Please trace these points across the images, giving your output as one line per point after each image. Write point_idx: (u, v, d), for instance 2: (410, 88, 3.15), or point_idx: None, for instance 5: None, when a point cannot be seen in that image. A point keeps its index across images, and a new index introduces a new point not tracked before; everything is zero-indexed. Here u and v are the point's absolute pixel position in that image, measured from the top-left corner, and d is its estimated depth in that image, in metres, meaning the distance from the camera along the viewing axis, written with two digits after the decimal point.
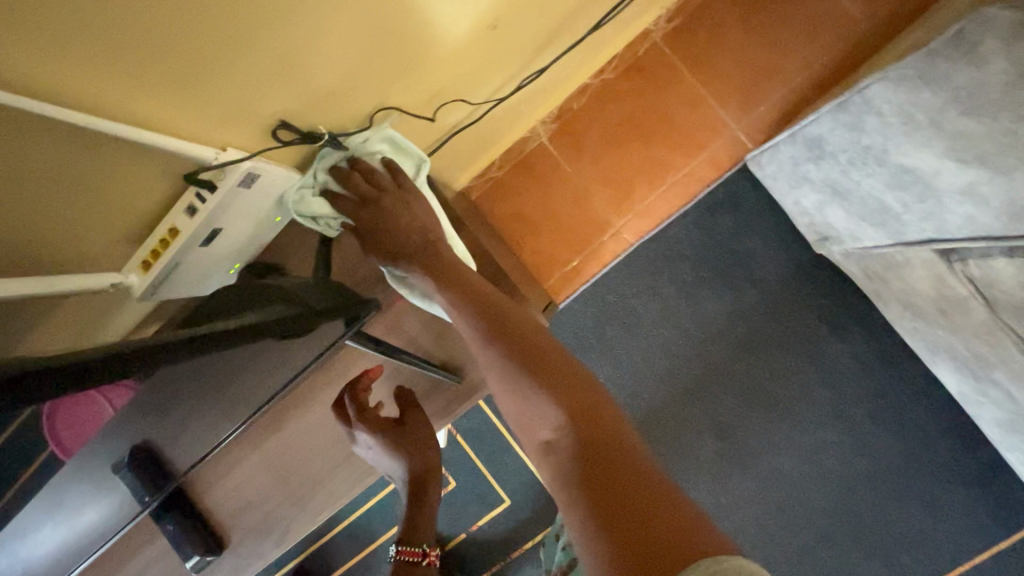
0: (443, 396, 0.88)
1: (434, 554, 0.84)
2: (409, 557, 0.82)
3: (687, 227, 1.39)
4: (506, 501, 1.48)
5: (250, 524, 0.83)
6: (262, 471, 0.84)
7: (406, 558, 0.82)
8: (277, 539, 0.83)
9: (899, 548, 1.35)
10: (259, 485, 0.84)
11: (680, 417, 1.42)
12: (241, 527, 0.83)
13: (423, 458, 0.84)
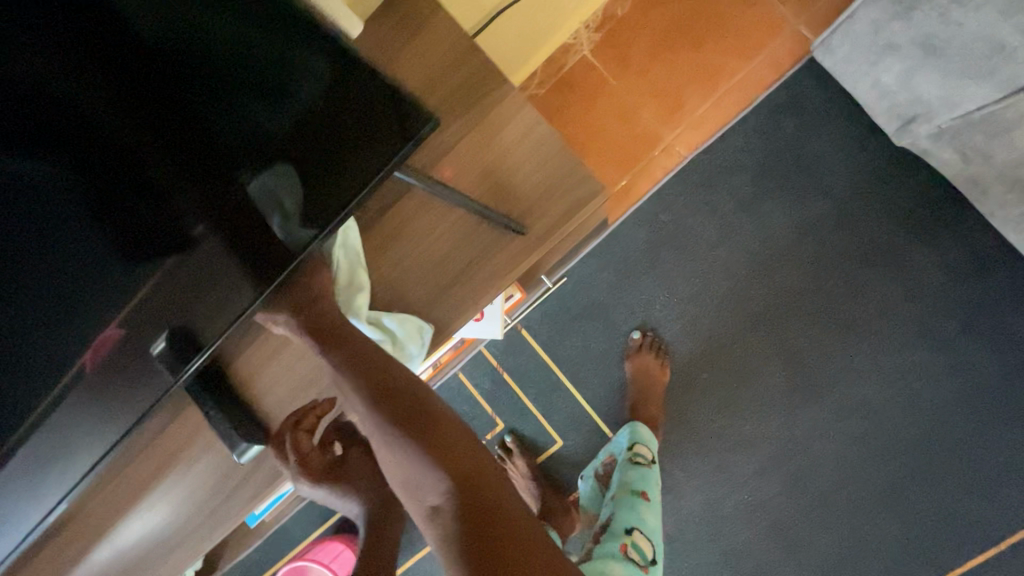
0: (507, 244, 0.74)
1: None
2: None
3: (746, 136, 1.28)
4: (558, 442, 1.39)
5: (302, 411, 0.77)
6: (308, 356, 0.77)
7: None
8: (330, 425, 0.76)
9: (1001, 479, 1.20)
10: (307, 369, 0.76)
11: (744, 344, 1.30)
12: (292, 414, 0.77)
13: (378, 486, 0.79)
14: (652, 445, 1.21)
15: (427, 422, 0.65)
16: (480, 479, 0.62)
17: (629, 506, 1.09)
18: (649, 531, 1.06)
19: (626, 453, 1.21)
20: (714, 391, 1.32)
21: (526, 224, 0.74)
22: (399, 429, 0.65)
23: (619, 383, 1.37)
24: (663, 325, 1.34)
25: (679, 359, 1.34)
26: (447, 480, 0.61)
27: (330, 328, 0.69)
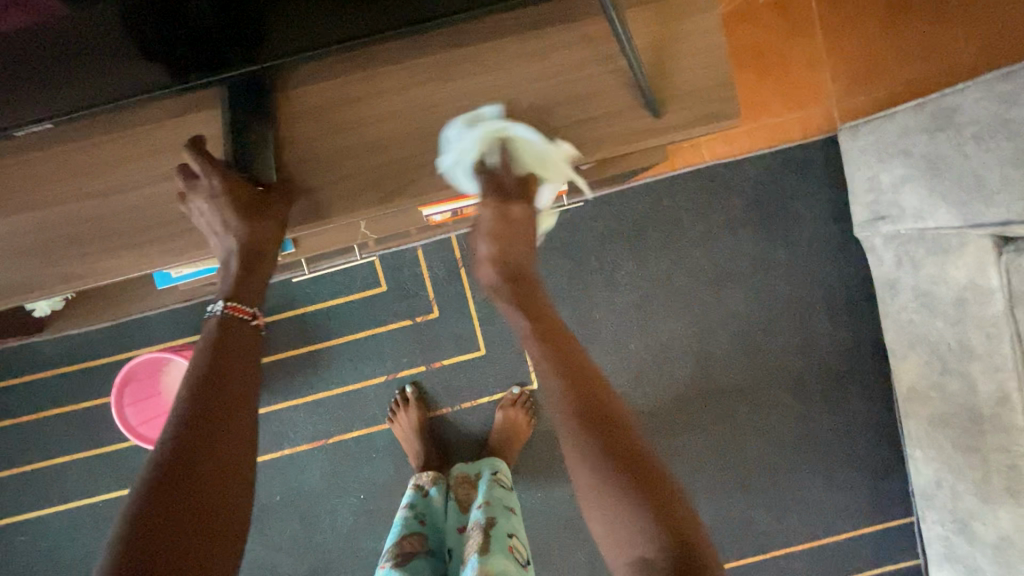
0: (638, 121, 0.75)
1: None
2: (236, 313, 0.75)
3: (754, 170, 1.46)
4: (480, 350, 1.45)
5: (344, 170, 0.75)
6: (370, 125, 0.75)
7: (232, 312, 0.75)
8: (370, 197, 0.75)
9: (792, 508, 1.53)
10: (367, 135, 0.75)
11: (671, 333, 1.49)
12: (331, 169, 0.76)
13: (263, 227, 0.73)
14: (508, 473, 1.31)
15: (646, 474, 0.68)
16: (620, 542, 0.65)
17: (506, 514, 1.12)
18: (522, 537, 1.11)
19: (493, 474, 1.26)
20: (630, 360, 1.49)
21: (663, 108, 0.75)
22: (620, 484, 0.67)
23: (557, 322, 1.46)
24: (618, 290, 1.47)
25: (615, 323, 1.48)
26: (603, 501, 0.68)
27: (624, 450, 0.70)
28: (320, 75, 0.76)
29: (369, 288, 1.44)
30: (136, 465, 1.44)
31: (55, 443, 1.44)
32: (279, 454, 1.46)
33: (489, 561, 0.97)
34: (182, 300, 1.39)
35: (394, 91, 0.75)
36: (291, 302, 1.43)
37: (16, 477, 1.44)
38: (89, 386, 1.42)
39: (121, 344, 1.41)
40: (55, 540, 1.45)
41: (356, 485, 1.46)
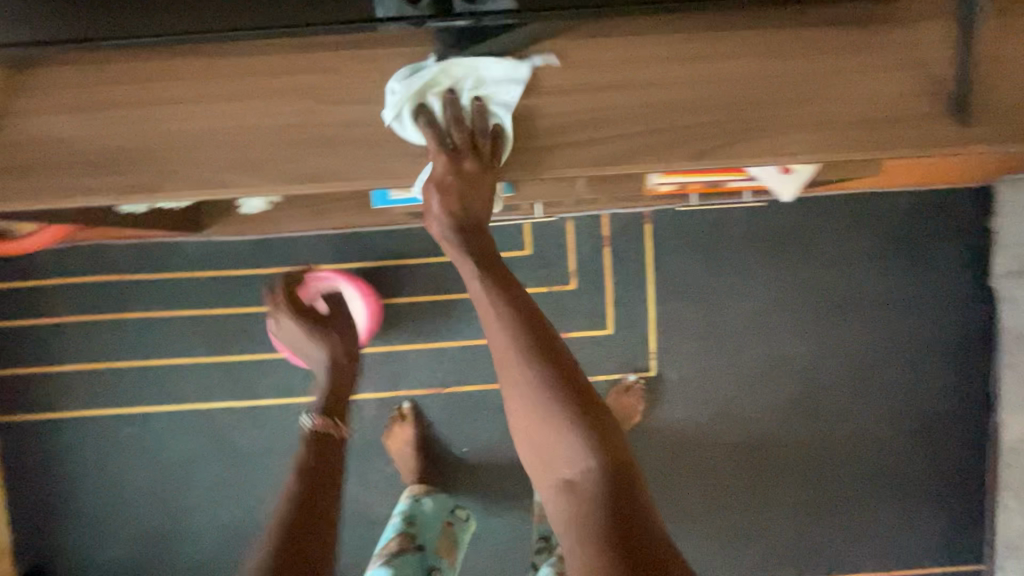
0: (946, 132, 0.83)
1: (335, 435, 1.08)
2: None
3: (901, 204, 1.49)
4: (607, 329, 1.49)
5: (643, 125, 0.83)
6: (678, 86, 0.82)
7: None
8: (658, 155, 0.82)
9: (867, 537, 1.56)
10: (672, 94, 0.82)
11: (789, 347, 1.51)
12: (633, 124, 0.83)
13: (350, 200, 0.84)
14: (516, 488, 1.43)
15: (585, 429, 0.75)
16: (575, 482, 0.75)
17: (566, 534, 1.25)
18: None
19: None
20: (744, 366, 1.52)
21: (966, 120, 0.82)
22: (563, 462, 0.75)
23: (684, 315, 1.50)
24: (748, 296, 1.50)
25: (738, 327, 1.51)
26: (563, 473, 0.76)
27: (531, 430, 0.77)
28: (653, 31, 0.82)
29: (512, 249, 1.47)
30: (257, 380, 1.47)
31: (182, 344, 1.47)
32: (393, 394, 1.49)
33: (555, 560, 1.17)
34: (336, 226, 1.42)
35: (710, 62, 0.82)
36: (434, 248, 1.45)
37: (139, 370, 1.47)
38: (226, 295, 1.45)
39: (267, 259, 1.44)
40: (165, 437, 1.49)
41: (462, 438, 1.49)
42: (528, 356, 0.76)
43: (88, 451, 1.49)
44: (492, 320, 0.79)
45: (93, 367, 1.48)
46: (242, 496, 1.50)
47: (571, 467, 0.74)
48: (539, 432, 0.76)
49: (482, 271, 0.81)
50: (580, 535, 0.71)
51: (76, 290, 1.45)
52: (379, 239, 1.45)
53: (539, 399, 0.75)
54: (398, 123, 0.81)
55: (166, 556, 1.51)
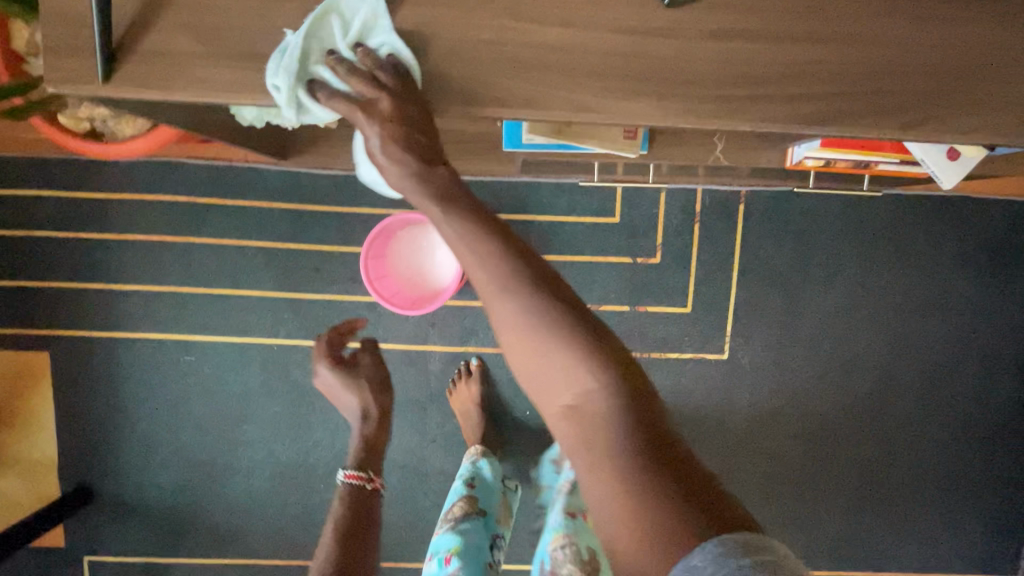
0: None
1: (375, 482, 1.04)
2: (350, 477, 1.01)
3: (1002, 215, 1.45)
4: (686, 308, 1.45)
5: (869, 89, 0.67)
6: (921, 44, 0.67)
7: (351, 478, 1.02)
8: (878, 126, 0.68)
9: (913, 544, 1.55)
10: (912, 55, 0.67)
11: (865, 345, 1.49)
12: (857, 85, 0.67)
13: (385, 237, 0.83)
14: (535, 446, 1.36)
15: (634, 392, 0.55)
16: (586, 408, 0.55)
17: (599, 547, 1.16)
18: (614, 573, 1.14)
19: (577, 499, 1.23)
20: (817, 360, 1.49)
21: None
22: (600, 405, 0.55)
23: (766, 303, 1.46)
24: (832, 290, 1.47)
25: (818, 321, 1.48)
26: (584, 386, 0.55)
27: (522, 338, 0.57)
28: None
29: (602, 215, 1.42)
30: (325, 321, 1.43)
31: (251, 276, 1.42)
32: (462, 350, 1.46)
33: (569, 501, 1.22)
34: None
35: (965, 19, 0.67)
36: (523, 206, 1.40)
37: (205, 298, 1.43)
38: (303, 230, 1.40)
39: (350, 197, 1.40)
40: (226, 368, 1.45)
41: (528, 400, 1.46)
42: (507, 266, 0.58)
43: (145, 375, 1.46)
44: (449, 226, 0.59)
45: (157, 291, 1.43)
46: (298, 436, 1.48)
47: (574, 393, 0.55)
48: (535, 361, 0.57)
49: (446, 202, 0.60)
50: (608, 484, 0.52)
51: (149, 209, 1.40)
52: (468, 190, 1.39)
53: (533, 334, 0.57)
54: (296, 109, 0.66)
55: (217, 487, 1.49)
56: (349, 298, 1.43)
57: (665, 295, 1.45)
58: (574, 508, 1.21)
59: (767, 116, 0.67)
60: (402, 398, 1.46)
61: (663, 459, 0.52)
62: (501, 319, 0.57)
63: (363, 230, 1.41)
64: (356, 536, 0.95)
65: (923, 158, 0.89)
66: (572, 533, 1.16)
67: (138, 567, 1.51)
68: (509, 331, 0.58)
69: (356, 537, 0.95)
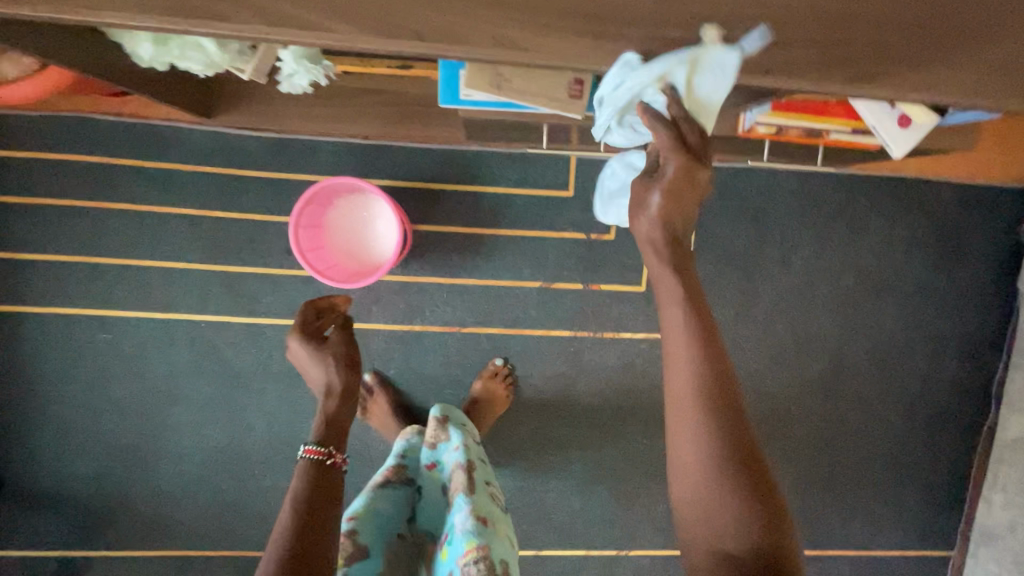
0: None
1: (338, 458, 0.91)
2: (312, 454, 0.89)
3: (950, 196, 1.46)
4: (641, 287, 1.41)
5: (814, 38, 0.62)
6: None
7: (311, 455, 0.89)
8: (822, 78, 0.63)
9: (858, 521, 1.57)
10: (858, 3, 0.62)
11: (816, 326, 1.49)
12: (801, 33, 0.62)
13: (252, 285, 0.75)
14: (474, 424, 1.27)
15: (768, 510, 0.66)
16: (720, 538, 0.66)
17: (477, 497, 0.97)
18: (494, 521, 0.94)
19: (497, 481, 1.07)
20: (770, 340, 1.48)
21: None
22: (740, 517, 0.65)
23: (720, 282, 1.44)
24: (786, 269, 1.45)
25: (771, 301, 1.46)
26: (728, 521, 0.66)
27: (690, 470, 0.67)
28: None
29: (555, 188, 1.36)
30: (258, 297, 1.33)
31: (176, 247, 1.31)
32: (407, 329, 1.38)
33: (478, 500, 0.96)
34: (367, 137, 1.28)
35: None
36: (472, 177, 1.33)
37: (124, 270, 1.31)
38: (233, 197, 1.29)
39: (284, 162, 1.29)
40: (149, 347, 1.34)
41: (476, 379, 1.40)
42: (710, 405, 0.66)
43: (57, 354, 1.33)
44: (683, 350, 0.68)
45: (69, 261, 1.30)
46: (230, 419, 1.38)
47: (735, 538, 0.66)
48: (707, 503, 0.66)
49: (690, 308, 0.68)
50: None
51: (58, 170, 1.27)
52: (414, 158, 1.31)
53: (710, 480, 0.66)
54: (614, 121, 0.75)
55: (141, 474, 1.39)
56: (285, 271, 1.33)
57: (620, 273, 1.41)
58: (485, 513, 0.94)
59: (707, 63, 0.62)
60: None
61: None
62: (697, 444, 0.66)
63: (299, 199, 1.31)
64: (321, 514, 0.81)
65: (870, 123, 0.85)
66: (482, 542, 0.88)
67: (52, 560, 1.40)
68: (692, 457, 0.67)
69: (316, 517, 0.80)
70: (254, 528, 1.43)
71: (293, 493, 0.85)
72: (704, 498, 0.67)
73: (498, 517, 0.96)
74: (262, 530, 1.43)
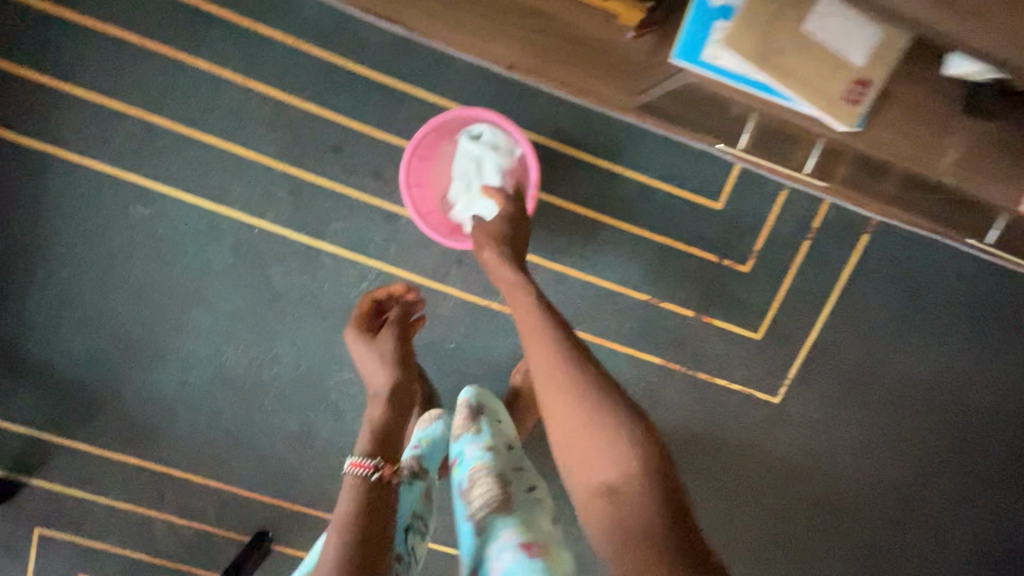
0: None
1: (389, 471, 0.76)
2: (356, 469, 0.75)
3: None
4: (755, 335, 1.21)
5: None
6: None
7: (354, 468, 0.75)
8: None
9: None
10: None
11: (929, 437, 1.27)
12: None
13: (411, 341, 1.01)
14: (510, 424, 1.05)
15: (644, 438, 0.59)
16: (605, 475, 0.58)
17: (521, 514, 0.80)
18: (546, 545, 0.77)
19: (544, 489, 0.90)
20: (874, 436, 1.27)
21: None
22: (620, 447, 0.58)
23: (844, 355, 1.23)
24: (921, 364, 1.24)
25: (892, 394, 1.25)
26: (619, 455, 0.58)
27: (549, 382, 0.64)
28: None
29: (702, 196, 1.13)
30: (326, 216, 1.12)
31: (249, 131, 1.09)
32: (483, 304, 1.18)
33: (523, 521, 0.79)
34: (511, 70, 1.04)
35: None
36: (614, 152, 1.09)
37: (183, 140, 1.09)
38: (332, 94, 1.07)
39: (404, 70, 1.06)
40: (186, 236, 1.12)
41: (513, 370, 1.19)
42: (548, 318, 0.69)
43: (79, 213, 1.12)
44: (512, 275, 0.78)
45: (124, 112, 1.08)
46: (253, 343, 1.18)
47: (619, 479, 0.57)
48: (582, 430, 0.60)
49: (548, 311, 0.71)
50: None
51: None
52: (556, 110, 1.07)
53: (578, 410, 0.61)
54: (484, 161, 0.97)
55: (140, 373, 1.20)
56: (364, 197, 1.11)
57: (737, 313, 1.20)
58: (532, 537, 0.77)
59: None
60: None
61: (663, 518, 0.53)
62: (535, 346, 0.67)
63: (407, 118, 1.08)
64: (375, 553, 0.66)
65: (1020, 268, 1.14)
66: None
67: (18, 431, 1.22)
68: (544, 371, 0.65)
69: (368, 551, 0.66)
70: (248, 465, 1.25)
71: (338, 521, 0.69)
72: (583, 433, 0.60)
73: (550, 537, 0.79)
74: (253, 469, 1.25)
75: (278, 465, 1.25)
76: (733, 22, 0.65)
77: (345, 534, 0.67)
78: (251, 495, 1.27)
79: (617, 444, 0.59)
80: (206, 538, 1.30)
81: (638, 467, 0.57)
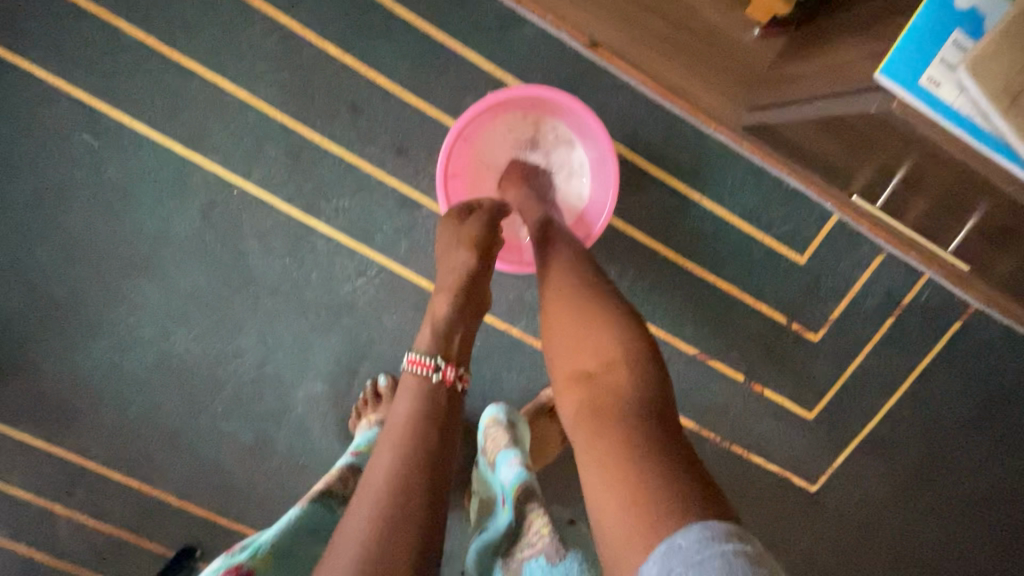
0: None
1: (451, 374, 0.59)
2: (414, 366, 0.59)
3: None
4: (808, 414, 1.02)
5: None
6: None
7: (411, 367, 0.59)
8: None
9: None
10: None
11: (973, 561, 1.10)
12: None
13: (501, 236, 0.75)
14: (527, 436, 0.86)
15: (640, 345, 0.53)
16: (596, 382, 0.52)
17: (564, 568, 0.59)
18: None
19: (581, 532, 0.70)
20: (914, 550, 1.09)
21: None
22: (610, 346, 0.53)
23: (903, 453, 1.05)
24: (983, 477, 1.07)
25: (943, 505, 1.07)
26: (608, 353, 0.52)
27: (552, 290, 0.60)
28: None
29: (786, 246, 0.93)
30: (327, 190, 0.88)
31: (245, 65, 0.84)
32: (501, 327, 0.97)
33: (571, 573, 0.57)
34: (599, 57, 0.84)
35: None
36: (696, 175, 0.89)
37: (157, 60, 0.84)
38: (359, 37, 0.83)
39: (456, 25, 0.83)
40: (143, 178, 0.88)
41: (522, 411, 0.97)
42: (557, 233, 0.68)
43: (5, 128, 0.86)
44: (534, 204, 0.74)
45: (84, 9, 0.83)
46: (212, 329, 0.94)
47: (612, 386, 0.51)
48: (584, 340, 0.54)
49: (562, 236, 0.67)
50: (613, 468, 0.45)
51: None
52: (639, 110, 0.86)
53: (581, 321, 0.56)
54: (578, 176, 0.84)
55: (61, 342, 0.95)
56: (380, 175, 0.88)
57: (792, 386, 1.01)
58: None
59: None
60: (386, 349, 0.96)
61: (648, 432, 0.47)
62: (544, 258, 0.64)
63: (451, 87, 0.85)
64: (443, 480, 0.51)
65: None
66: None
67: None
68: (556, 280, 0.61)
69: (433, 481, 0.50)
70: (182, 472, 1.01)
71: (392, 436, 0.54)
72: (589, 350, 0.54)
73: None
74: (181, 474, 1.01)
75: (220, 477, 1.02)
76: (990, 37, 0.43)
77: (399, 466, 0.50)
78: (180, 508, 1.03)
79: (608, 338, 0.53)
80: (117, 549, 1.06)
81: (637, 379, 0.51)
